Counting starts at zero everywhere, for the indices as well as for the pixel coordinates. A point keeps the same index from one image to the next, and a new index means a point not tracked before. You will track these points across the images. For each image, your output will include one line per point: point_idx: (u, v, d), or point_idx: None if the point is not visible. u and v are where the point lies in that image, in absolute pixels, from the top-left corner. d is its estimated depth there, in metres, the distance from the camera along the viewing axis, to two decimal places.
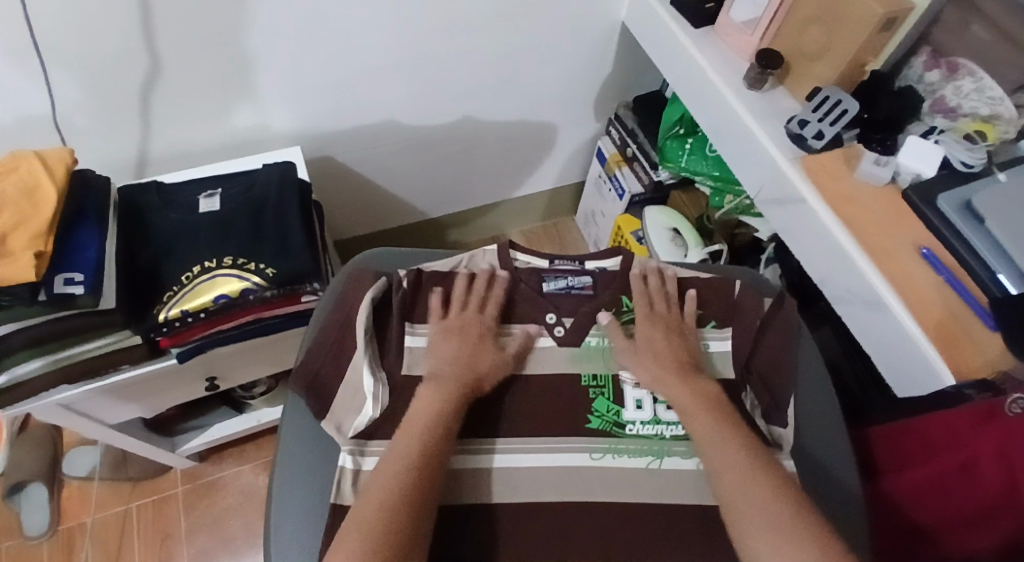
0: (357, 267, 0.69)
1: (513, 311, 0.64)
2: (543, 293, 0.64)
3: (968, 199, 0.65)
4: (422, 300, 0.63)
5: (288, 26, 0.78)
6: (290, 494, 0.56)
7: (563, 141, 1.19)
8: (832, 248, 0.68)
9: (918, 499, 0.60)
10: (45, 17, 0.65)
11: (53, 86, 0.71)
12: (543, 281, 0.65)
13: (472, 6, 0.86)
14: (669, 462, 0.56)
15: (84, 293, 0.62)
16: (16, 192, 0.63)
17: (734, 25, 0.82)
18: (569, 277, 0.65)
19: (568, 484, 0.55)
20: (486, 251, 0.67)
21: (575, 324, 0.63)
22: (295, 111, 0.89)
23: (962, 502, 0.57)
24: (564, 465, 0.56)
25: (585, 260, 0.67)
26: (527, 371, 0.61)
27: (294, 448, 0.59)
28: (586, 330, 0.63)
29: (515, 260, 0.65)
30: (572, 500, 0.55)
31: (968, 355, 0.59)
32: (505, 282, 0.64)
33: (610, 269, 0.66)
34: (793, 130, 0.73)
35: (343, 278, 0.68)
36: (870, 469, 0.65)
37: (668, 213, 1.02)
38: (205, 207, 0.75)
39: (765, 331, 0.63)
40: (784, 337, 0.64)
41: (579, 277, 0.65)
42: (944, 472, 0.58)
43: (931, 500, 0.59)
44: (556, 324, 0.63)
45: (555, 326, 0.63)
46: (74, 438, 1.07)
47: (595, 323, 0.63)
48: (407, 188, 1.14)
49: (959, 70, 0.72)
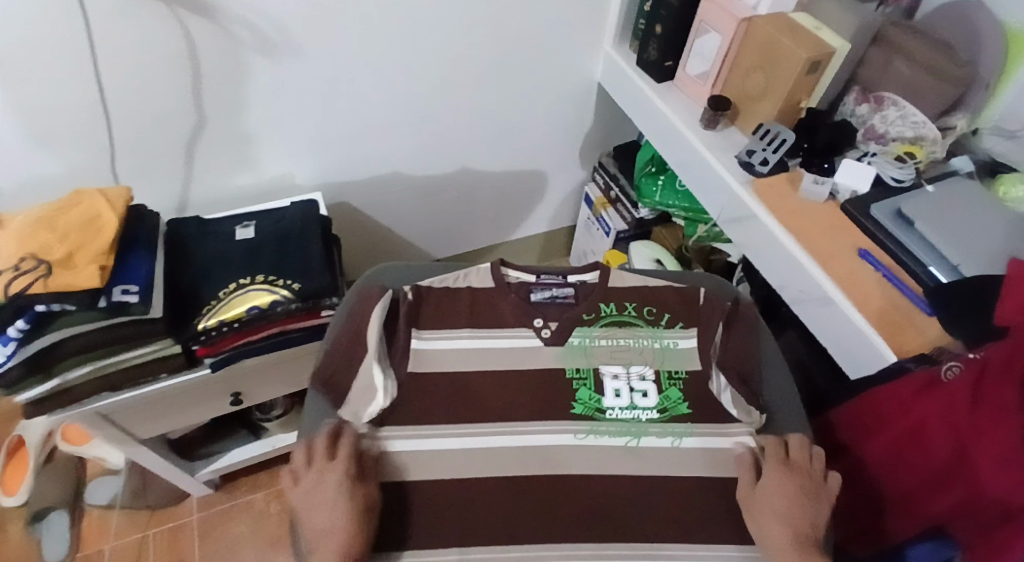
0: (361, 289, 0.74)
1: (503, 319, 0.71)
2: (531, 302, 0.73)
3: (897, 207, 0.77)
4: (428, 310, 0.70)
5: (312, 87, 0.91)
6: None
7: (553, 188, 1.33)
8: (785, 256, 0.78)
9: (886, 468, 0.66)
10: (115, 84, 0.78)
11: (114, 141, 0.84)
12: (531, 293, 0.74)
13: (469, 70, 1.00)
14: (646, 441, 0.64)
15: (137, 302, 0.72)
16: (81, 219, 0.74)
17: (690, 77, 0.96)
18: (553, 289, 0.74)
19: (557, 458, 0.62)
20: (480, 270, 0.74)
21: (560, 327, 0.71)
22: (316, 161, 1.02)
23: (921, 467, 0.62)
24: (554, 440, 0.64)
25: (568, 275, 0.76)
26: (520, 367, 0.68)
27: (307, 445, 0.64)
28: (569, 333, 0.70)
29: (507, 276, 0.74)
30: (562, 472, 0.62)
31: (906, 337, 0.68)
32: (497, 295, 0.72)
33: (591, 282, 0.75)
34: (743, 159, 0.85)
35: (352, 297, 0.74)
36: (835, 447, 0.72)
37: (650, 245, 1.13)
38: (240, 236, 0.86)
39: (730, 331, 0.71)
40: (746, 335, 0.71)
41: (562, 288, 0.75)
42: (897, 440, 0.64)
43: (894, 469, 0.65)
44: (543, 327, 0.70)
45: (542, 328, 0.70)
46: (96, 469, 1.12)
47: (576, 324, 0.71)
48: (413, 232, 1.26)
49: (885, 102, 0.85)
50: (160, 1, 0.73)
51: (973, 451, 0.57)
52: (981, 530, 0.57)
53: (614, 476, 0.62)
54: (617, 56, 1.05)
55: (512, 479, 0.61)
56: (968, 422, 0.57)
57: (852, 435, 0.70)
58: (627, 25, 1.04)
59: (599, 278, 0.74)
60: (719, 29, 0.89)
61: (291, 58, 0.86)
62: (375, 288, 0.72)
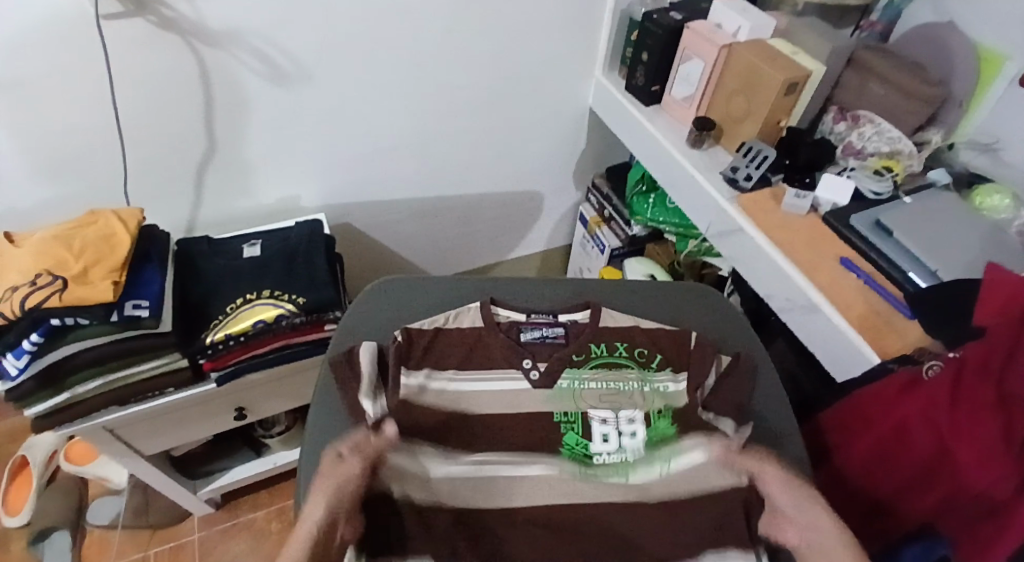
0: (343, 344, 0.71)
1: (493, 362, 0.68)
2: (522, 342, 0.70)
3: (877, 218, 0.81)
4: (420, 352, 0.67)
5: (317, 114, 0.96)
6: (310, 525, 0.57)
7: (549, 209, 1.37)
8: (770, 265, 0.81)
9: (877, 465, 0.67)
10: (129, 111, 0.82)
11: (127, 165, 0.88)
12: (521, 332, 0.71)
13: (468, 96, 1.05)
14: (639, 477, 0.61)
15: (148, 316, 0.75)
16: (98, 237, 0.77)
17: (676, 100, 1.01)
18: (543, 328, 0.72)
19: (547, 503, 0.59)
20: (470, 310, 0.72)
21: (549, 368, 0.68)
22: (320, 184, 1.06)
23: (908, 462, 0.64)
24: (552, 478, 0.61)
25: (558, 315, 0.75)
26: (515, 409, 0.66)
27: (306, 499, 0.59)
28: (558, 375, 0.68)
29: (497, 315, 0.72)
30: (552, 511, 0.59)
31: (889, 339, 0.71)
32: (487, 334, 0.70)
33: (581, 320, 0.74)
34: (728, 175, 0.89)
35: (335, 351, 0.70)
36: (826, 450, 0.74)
37: (644, 262, 1.17)
38: (247, 254, 0.90)
39: (723, 377, 0.66)
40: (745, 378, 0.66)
41: (552, 328, 0.72)
42: (885, 438, 0.66)
43: (885, 466, 0.67)
44: (531, 368, 0.68)
45: (530, 369, 0.68)
46: (98, 489, 1.13)
47: (565, 366, 0.68)
48: (413, 253, 1.30)
49: (861, 120, 0.89)
50: (175, 33, 0.77)
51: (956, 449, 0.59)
52: (969, 523, 0.59)
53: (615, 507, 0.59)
54: (606, 82, 1.10)
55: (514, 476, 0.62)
56: (949, 418, 0.59)
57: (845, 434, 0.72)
58: (615, 53, 1.09)
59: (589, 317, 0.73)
60: (702, 55, 0.94)
61: (297, 86, 0.90)
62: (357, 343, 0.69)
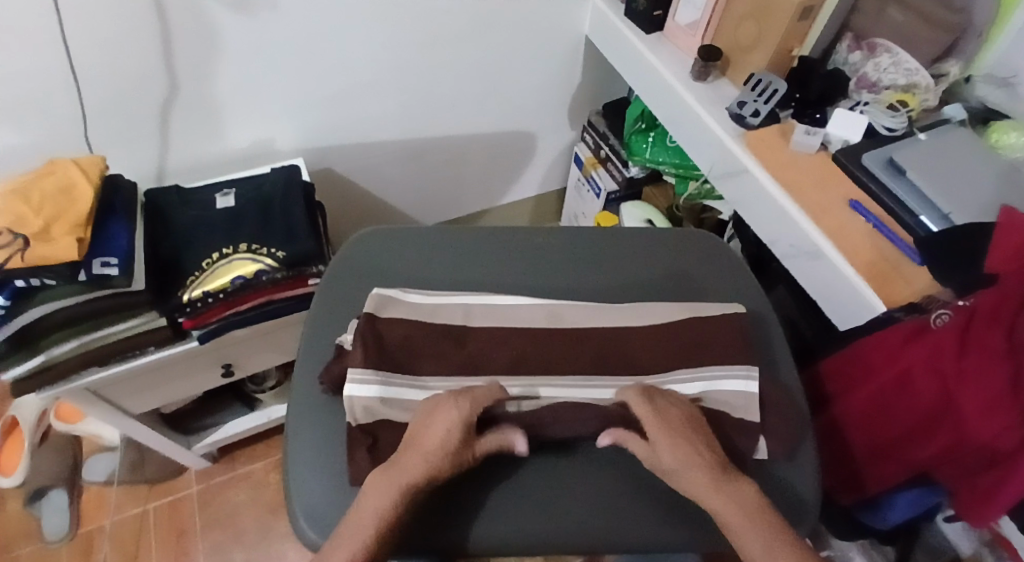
0: (363, 261, 0.73)
1: (475, 345, 0.60)
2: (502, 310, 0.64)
3: (890, 156, 0.76)
4: (397, 342, 0.59)
5: (292, 48, 0.88)
6: (303, 469, 0.56)
7: (541, 150, 1.31)
8: (775, 209, 0.77)
9: (879, 411, 0.65)
10: (82, 46, 0.75)
11: (86, 107, 0.81)
12: (498, 301, 0.64)
13: (449, 25, 0.97)
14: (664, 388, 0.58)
15: (118, 274, 0.71)
16: (57, 190, 0.72)
17: (681, 27, 0.94)
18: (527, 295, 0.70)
19: (497, 336, 0.60)
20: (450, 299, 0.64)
21: (539, 345, 0.60)
22: (296, 125, 0.99)
23: (904, 414, 0.63)
24: (505, 328, 0.61)
25: (569, 264, 0.73)
26: (543, 388, 0.57)
27: (304, 457, 0.57)
28: (556, 345, 0.60)
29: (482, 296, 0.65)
30: (511, 355, 0.59)
31: (897, 286, 0.68)
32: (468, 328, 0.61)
33: (590, 247, 0.75)
34: (734, 111, 0.84)
35: (351, 261, 0.73)
36: (852, 378, 0.68)
37: (641, 205, 1.13)
38: (221, 204, 0.85)
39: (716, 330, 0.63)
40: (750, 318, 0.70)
41: (559, 271, 0.73)
42: (886, 387, 0.64)
43: (882, 417, 0.65)
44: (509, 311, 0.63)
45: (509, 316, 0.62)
46: (92, 446, 1.13)
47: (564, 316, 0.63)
48: (401, 198, 1.25)
49: (878, 50, 0.84)
50: None
51: (960, 399, 0.57)
52: (971, 471, 0.59)
53: (619, 338, 0.61)
54: (604, 9, 1.02)
55: (517, 360, 0.59)
56: (952, 371, 0.57)
57: (854, 376, 0.68)
58: None
59: (601, 249, 0.75)
60: None
61: (264, 15, 0.82)
62: (369, 286, 0.70)
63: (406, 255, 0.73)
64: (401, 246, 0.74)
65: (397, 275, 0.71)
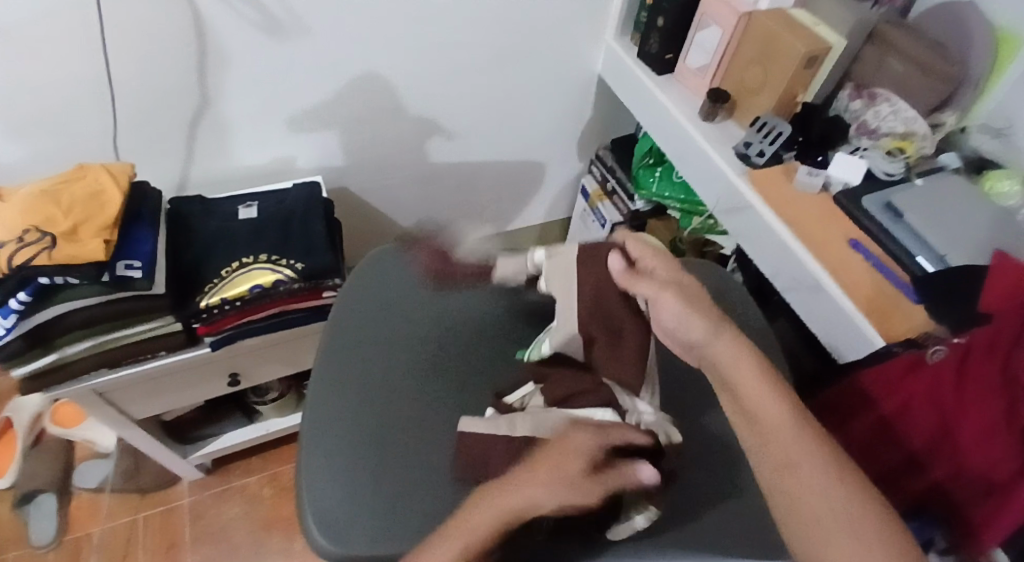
0: (376, 266, 0.75)
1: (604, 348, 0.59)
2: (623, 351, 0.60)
3: (889, 200, 0.80)
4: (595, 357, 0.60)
5: (320, 71, 0.92)
6: (318, 464, 0.59)
7: (550, 180, 1.35)
8: (779, 244, 0.81)
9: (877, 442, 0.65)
10: (120, 56, 0.77)
11: (118, 115, 0.83)
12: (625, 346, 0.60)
13: (471, 56, 1.01)
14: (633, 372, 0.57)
15: (141, 277, 0.72)
16: (85, 193, 0.74)
17: (690, 70, 0.99)
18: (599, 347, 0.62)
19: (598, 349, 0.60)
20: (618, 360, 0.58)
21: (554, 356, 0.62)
22: (317, 144, 1.02)
23: (903, 446, 0.63)
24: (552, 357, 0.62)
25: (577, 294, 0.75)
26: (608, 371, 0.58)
27: (322, 435, 0.61)
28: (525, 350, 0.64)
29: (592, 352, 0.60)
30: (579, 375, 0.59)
31: (895, 322, 0.71)
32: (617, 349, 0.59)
33: None
34: (740, 150, 0.88)
35: (372, 264, 0.76)
36: (851, 414, 0.69)
37: (646, 237, 1.17)
38: (243, 215, 0.87)
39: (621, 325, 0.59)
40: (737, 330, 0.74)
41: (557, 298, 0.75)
42: (884, 420, 0.65)
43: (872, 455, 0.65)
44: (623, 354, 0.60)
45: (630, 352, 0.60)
46: (86, 453, 1.12)
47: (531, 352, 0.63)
48: (412, 220, 1.28)
49: (878, 99, 0.88)
50: None
51: (957, 434, 0.59)
52: (962, 504, 0.58)
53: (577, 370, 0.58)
54: (618, 49, 1.07)
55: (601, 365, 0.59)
56: (953, 402, 0.59)
57: (852, 409, 0.69)
58: (628, 19, 1.07)
59: None
60: (720, 23, 0.92)
61: (295, 37, 0.86)
62: (383, 288, 0.74)
63: (392, 285, 0.74)
64: (407, 271, 0.75)
65: (414, 285, 0.74)
